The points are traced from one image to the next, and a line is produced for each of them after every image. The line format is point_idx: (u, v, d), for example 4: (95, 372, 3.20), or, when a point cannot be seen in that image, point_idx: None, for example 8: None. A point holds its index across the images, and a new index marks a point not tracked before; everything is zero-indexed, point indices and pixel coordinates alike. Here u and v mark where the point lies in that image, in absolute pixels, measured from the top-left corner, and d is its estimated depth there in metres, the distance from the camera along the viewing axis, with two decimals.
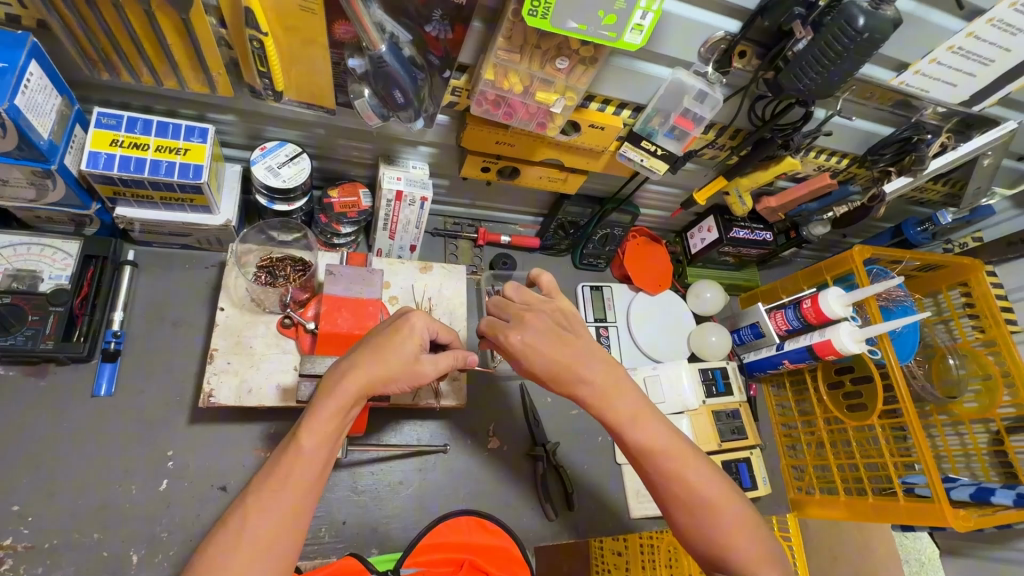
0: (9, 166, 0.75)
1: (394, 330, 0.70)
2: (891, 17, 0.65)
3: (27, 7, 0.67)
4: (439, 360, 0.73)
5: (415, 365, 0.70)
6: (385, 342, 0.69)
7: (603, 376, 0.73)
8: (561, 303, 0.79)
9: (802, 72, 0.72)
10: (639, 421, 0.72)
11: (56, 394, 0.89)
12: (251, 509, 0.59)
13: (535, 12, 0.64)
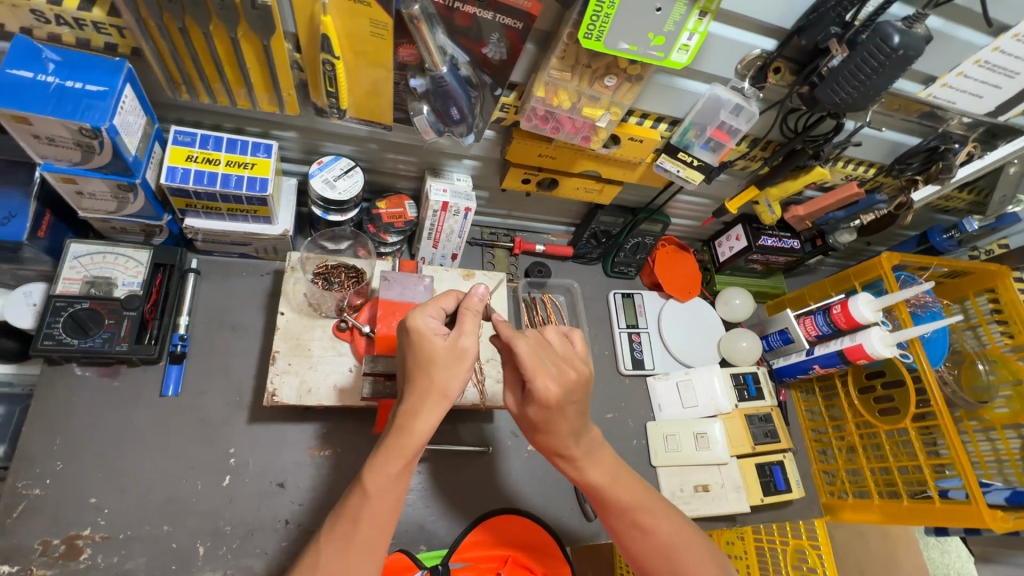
0: (98, 180, 0.81)
1: (412, 338, 0.71)
2: (923, 35, 0.69)
3: (125, 36, 0.74)
4: (465, 327, 0.72)
5: (456, 350, 0.71)
6: (420, 354, 0.71)
7: (588, 442, 0.82)
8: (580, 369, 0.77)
9: (837, 86, 0.76)
10: (613, 482, 0.82)
11: (126, 394, 0.95)
12: (334, 544, 0.66)
13: (590, 34, 0.69)
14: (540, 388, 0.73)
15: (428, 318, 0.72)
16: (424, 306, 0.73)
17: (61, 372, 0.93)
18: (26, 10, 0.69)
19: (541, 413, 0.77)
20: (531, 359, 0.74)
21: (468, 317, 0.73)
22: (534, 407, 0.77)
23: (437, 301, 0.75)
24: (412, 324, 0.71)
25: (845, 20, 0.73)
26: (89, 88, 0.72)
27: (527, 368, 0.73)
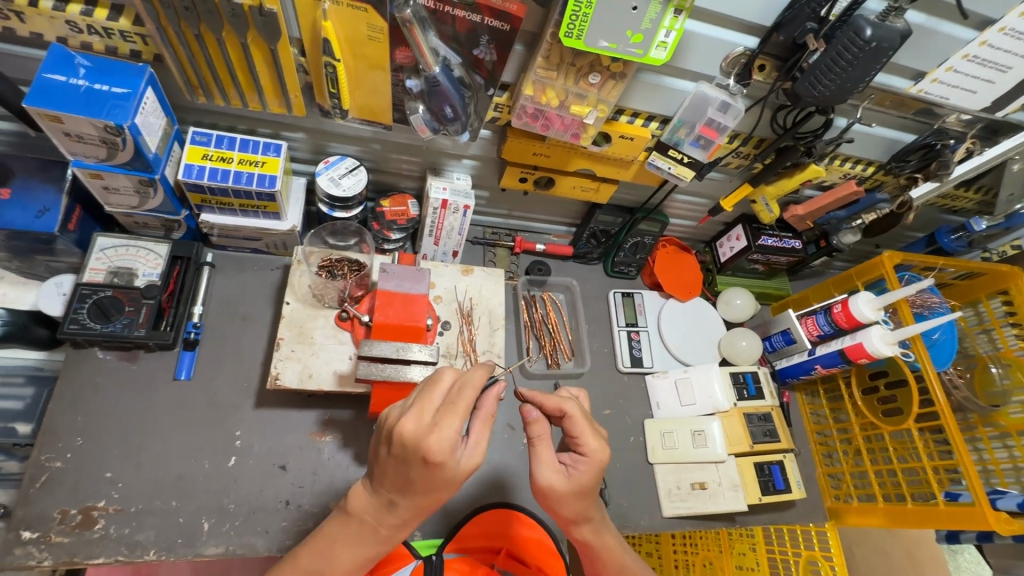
0: (121, 176, 0.89)
1: (424, 464, 0.67)
2: (897, 28, 0.70)
3: (148, 43, 0.81)
4: (477, 446, 0.72)
5: (451, 471, 0.69)
6: (424, 476, 0.69)
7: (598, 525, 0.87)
8: (596, 458, 0.81)
9: (816, 80, 0.78)
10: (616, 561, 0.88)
11: (142, 376, 1.01)
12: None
13: (571, 33, 0.73)
14: (592, 451, 0.81)
15: (447, 448, 0.66)
16: (446, 433, 0.66)
17: (84, 356, 1.00)
18: (62, 21, 0.77)
19: (588, 482, 0.81)
20: (583, 422, 0.81)
21: (479, 426, 0.74)
22: (584, 476, 0.81)
23: (456, 425, 0.67)
24: (429, 451, 0.66)
25: (819, 15, 0.75)
26: (114, 90, 0.79)
27: (579, 427, 0.81)
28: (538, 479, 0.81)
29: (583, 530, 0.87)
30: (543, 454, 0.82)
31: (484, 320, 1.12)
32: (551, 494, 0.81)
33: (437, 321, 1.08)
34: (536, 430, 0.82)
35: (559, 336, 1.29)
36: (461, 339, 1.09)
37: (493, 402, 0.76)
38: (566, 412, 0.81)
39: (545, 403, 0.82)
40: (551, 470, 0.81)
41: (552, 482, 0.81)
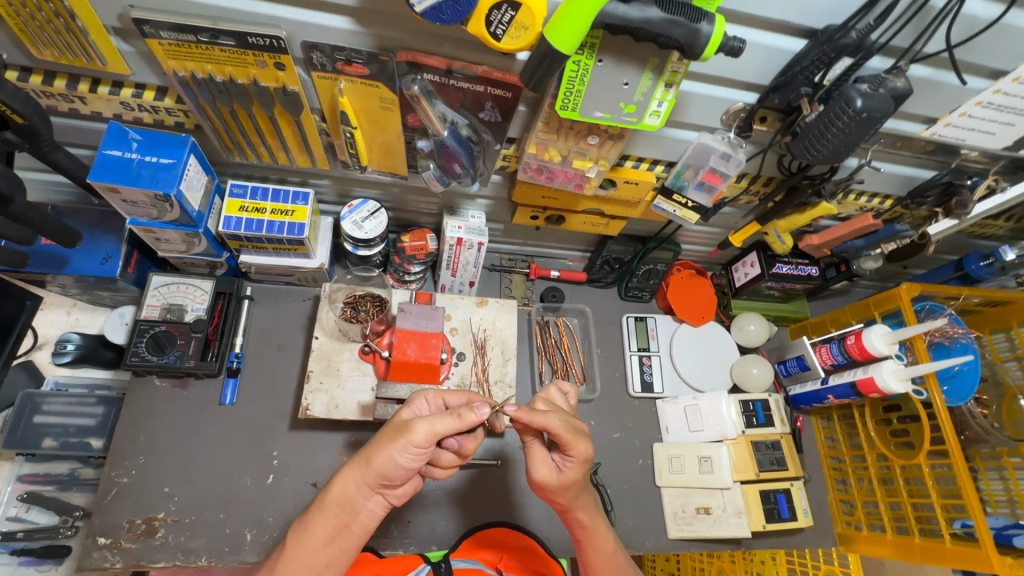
0: (171, 230, 1.00)
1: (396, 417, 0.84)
2: (888, 97, 0.72)
3: (190, 117, 0.91)
4: (428, 416, 0.76)
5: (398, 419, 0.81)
6: (383, 427, 0.82)
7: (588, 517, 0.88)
8: (581, 452, 0.81)
9: (809, 143, 0.80)
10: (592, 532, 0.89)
11: (193, 401, 1.14)
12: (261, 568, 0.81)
13: (566, 105, 0.76)
14: (578, 452, 0.80)
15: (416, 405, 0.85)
16: (421, 395, 0.87)
17: (144, 383, 1.13)
18: (117, 102, 0.87)
19: (576, 476, 0.83)
20: (568, 425, 0.79)
21: (448, 417, 0.76)
22: (573, 472, 0.82)
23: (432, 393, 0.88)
24: (405, 405, 0.86)
25: (814, 82, 0.76)
26: (162, 161, 0.89)
27: (564, 436, 0.79)
28: (531, 473, 0.84)
29: (579, 515, 0.88)
30: (534, 451, 0.84)
31: (497, 351, 1.18)
32: (545, 487, 0.84)
33: (451, 352, 1.15)
34: (526, 433, 0.84)
35: (571, 361, 1.35)
36: (474, 370, 1.16)
37: (473, 414, 0.76)
38: (549, 427, 0.79)
39: (529, 420, 0.79)
40: (543, 463, 0.83)
41: (543, 475, 0.83)
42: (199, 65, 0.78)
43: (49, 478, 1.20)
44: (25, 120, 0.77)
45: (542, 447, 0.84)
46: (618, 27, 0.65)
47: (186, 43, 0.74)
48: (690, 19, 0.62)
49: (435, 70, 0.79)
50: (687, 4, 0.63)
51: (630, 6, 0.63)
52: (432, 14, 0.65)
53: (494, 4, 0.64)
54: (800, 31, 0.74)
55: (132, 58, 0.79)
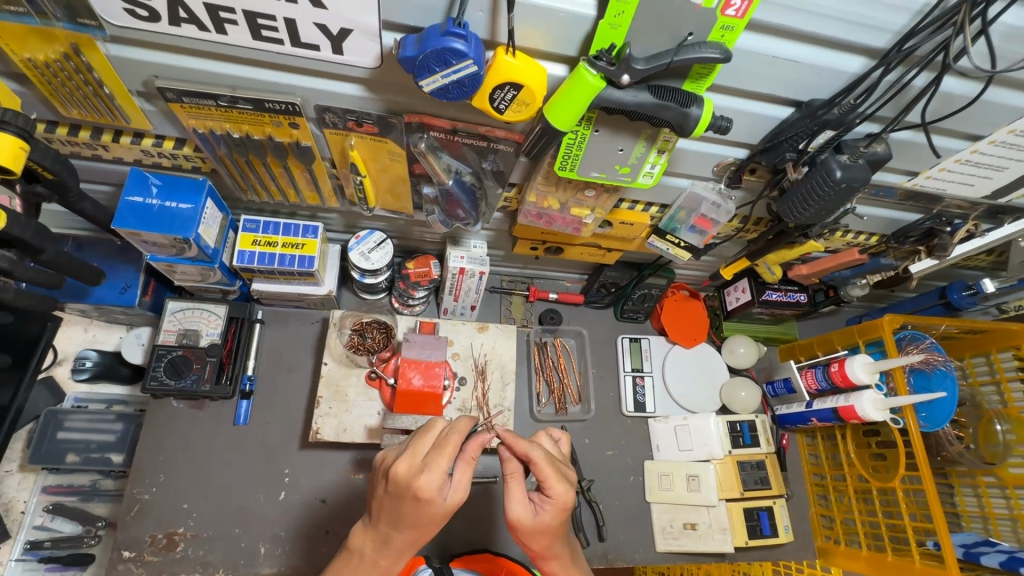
0: (188, 266, 1.04)
1: (415, 501, 0.72)
2: (865, 168, 0.79)
3: (206, 162, 0.95)
4: (459, 479, 0.75)
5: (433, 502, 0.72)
6: (415, 514, 0.73)
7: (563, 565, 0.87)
8: (562, 497, 0.79)
9: (795, 205, 0.87)
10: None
11: (208, 421, 1.20)
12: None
13: (565, 165, 0.82)
14: (557, 493, 0.79)
15: (438, 485, 0.71)
16: (433, 473, 0.71)
17: (162, 404, 1.19)
18: (138, 150, 0.91)
19: (551, 522, 0.79)
20: (552, 467, 0.78)
21: (464, 466, 0.76)
22: (549, 517, 0.79)
23: (444, 463, 0.72)
24: (419, 489, 0.71)
25: (800, 148, 0.81)
26: (181, 206, 0.94)
27: (545, 472, 0.78)
28: (507, 512, 0.79)
29: (551, 564, 0.86)
30: (513, 490, 0.80)
31: (497, 375, 1.24)
32: (517, 528, 0.80)
33: (453, 378, 1.21)
34: (510, 467, 0.80)
35: (567, 381, 1.41)
36: (475, 394, 1.21)
37: (478, 446, 0.77)
38: (531, 458, 0.79)
39: (514, 445, 0.80)
40: (521, 504, 0.79)
41: (518, 516, 0.79)
42: (217, 123, 0.83)
43: (72, 489, 1.27)
44: (55, 176, 0.81)
45: (522, 486, 0.80)
46: (613, 108, 0.69)
47: (207, 106, 0.78)
48: (680, 103, 0.68)
49: (441, 130, 0.83)
50: (677, 89, 0.68)
51: (625, 91, 0.67)
52: (439, 93, 0.68)
53: (497, 85, 0.67)
54: (787, 101, 0.77)
55: (154, 116, 0.83)
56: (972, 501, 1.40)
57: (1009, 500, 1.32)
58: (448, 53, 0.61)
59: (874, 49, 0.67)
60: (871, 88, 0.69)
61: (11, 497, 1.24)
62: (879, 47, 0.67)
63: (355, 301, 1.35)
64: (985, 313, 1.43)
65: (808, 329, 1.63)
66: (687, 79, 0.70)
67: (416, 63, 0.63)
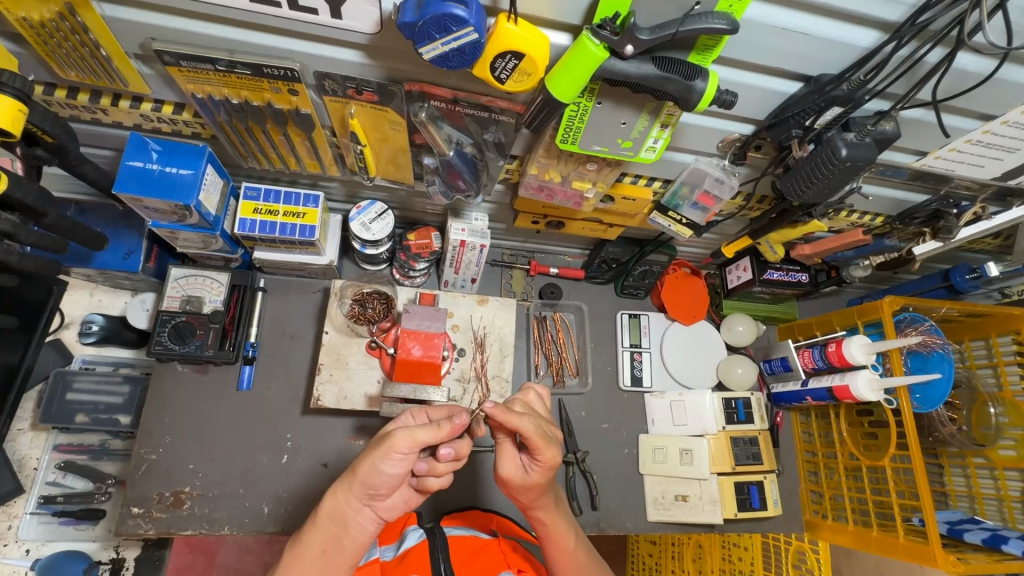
0: (190, 232, 1.05)
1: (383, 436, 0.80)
2: (871, 148, 0.78)
3: (206, 128, 0.95)
4: (419, 431, 0.76)
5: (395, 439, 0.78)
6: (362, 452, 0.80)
7: (551, 520, 0.91)
8: (550, 460, 0.82)
9: (799, 185, 0.87)
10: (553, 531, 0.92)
11: (212, 386, 1.23)
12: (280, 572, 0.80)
13: (566, 139, 0.81)
14: (548, 457, 0.81)
15: (390, 419, 0.78)
16: (389, 406, 0.80)
17: (167, 368, 1.21)
18: (137, 114, 0.91)
19: (541, 480, 0.84)
20: (542, 436, 0.79)
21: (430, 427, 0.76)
22: (537, 475, 0.83)
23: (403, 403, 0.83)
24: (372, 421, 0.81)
25: (806, 124, 0.79)
26: (181, 172, 0.94)
27: (536, 442, 0.79)
28: (498, 470, 0.84)
29: (539, 514, 0.90)
30: (504, 450, 0.84)
31: (495, 347, 1.25)
32: (508, 484, 0.85)
33: (452, 349, 1.23)
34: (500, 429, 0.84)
35: (565, 355, 1.42)
36: (473, 365, 1.23)
37: (450, 417, 0.78)
38: (523, 429, 0.79)
39: (505, 420, 0.78)
40: (509, 462, 0.84)
41: (508, 474, 0.84)
42: (216, 89, 0.82)
43: (82, 448, 1.31)
44: (55, 139, 0.81)
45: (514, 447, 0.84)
46: (616, 79, 0.68)
47: (205, 71, 0.78)
48: (685, 76, 0.66)
49: (442, 99, 0.82)
50: (683, 61, 0.67)
51: (628, 63, 0.65)
52: (439, 61, 0.67)
53: (498, 53, 0.66)
54: (797, 75, 0.76)
55: (152, 79, 0.83)
56: (961, 481, 1.43)
57: (997, 481, 1.34)
58: (448, 20, 0.60)
59: (888, 24, 0.66)
60: (882, 64, 0.67)
61: (23, 454, 1.29)
62: (893, 20, 0.65)
63: (356, 272, 1.36)
64: (987, 296, 1.43)
65: (809, 308, 1.63)
66: (693, 52, 0.68)
67: (415, 30, 0.62)
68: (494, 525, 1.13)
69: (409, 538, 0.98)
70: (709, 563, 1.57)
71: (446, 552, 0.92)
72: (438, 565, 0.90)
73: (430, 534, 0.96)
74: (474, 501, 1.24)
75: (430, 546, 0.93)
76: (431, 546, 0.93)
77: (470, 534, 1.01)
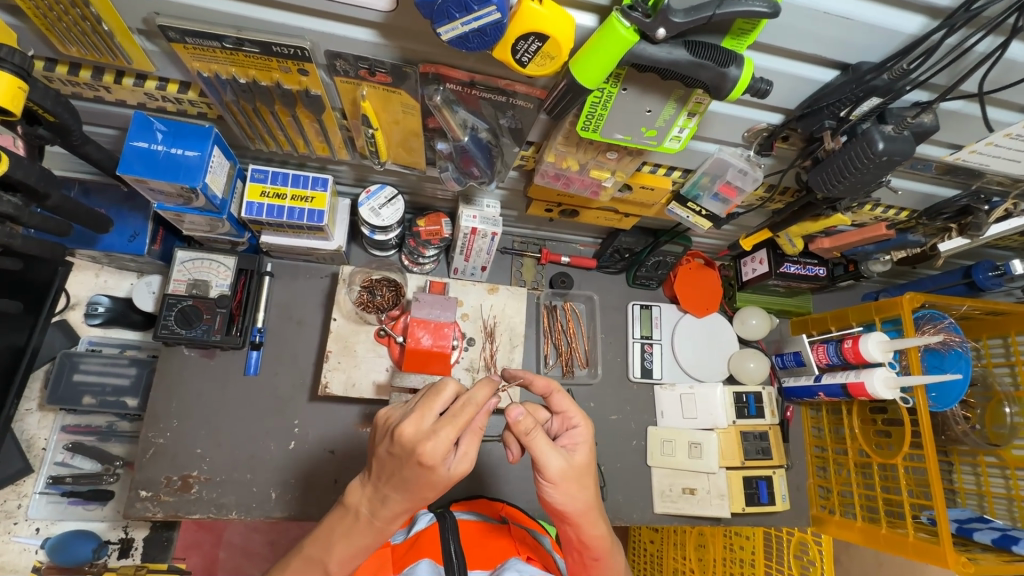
0: (196, 215, 1.02)
1: (418, 467, 0.68)
2: (908, 141, 0.75)
3: (212, 109, 0.92)
4: (461, 449, 0.71)
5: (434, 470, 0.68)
6: (417, 479, 0.69)
7: (601, 533, 0.83)
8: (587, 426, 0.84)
9: (831, 180, 0.83)
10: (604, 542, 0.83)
11: (219, 370, 1.22)
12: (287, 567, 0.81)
13: (588, 126, 0.78)
14: (581, 423, 0.84)
15: (443, 454, 0.67)
16: (440, 441, 0.66)
17: (174, 351, 1.20)
18: (141, 92, 0.87)
19: (589, 456, 0.81)
20: (570, 397, 0.86)
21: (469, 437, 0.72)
22: (585, 453, 0.81)
23: (451, 433, 0.67)
24: (424, 455, 0.66)
25: (840, 115, 0.75)
26: (187, 153, 0.91)
27: (565, 403, 0.85)
28: (547, 467, 0.76)
29: (590, 528, 0.81)
30: (545, 444, 0.76)
31: (505, 336, 1.23)
32: (560, 479, 0.77)
33: (462, 338, 1.20)
34: (524, 426, 0.76)
35: (575, 345, 1.40)
36: (483, 355, 1.21)
37: (480, 419, 0.73)
38: (552, 391, 0.86)
39: (535, 381, 0.88)
40: (556, 454, 0.76)
41: (560, 466, 0.76)
42: (223, 67, 0.78)
43: (90, 429, 1.31)
44: (56, 118, 0.79)
45: (546, 438, 0.77)
46: (645, 64, 0.64)
47: (212, 49, 0.74)
48: (718, 62, 0.63)
49: (458, 82, 0.78)
50: (716, 45, 0.63)
51: (659, 47, 0.62)
52: (458, 42, 0.63)
53: (521, 34, 0.62)
54: (833, 63, 0.72)
55: (157, 56, 0.79)
56: (970, 479, 1.42)
57: (1008, 480, 1.33)
58: None
59: (936, 9, 0.62)
60: (930, 52, 0.63)
61: (31, 434, 1.29)
62: (942, 5, 0.61)
63: (365, 257, 1.34)
64: (1008, 294, 1.39)
65: (823, 302, 1.60)
66: (727, 36, 0.64)
67: (433, 8, 0.58)
68: (502, 510, 1.11)
69: (421, 520, 0.96)
70: (712, 553, 1.57)
71: (456, 534, 0.90)
72: (449, 546, 0.87)
73: (441, 517, 0.94)
74: (481, 490, 1.24)
75: (441, 528, 0.92)
76: (442, 526, 0.91)
77: (480, 522, 0.99)
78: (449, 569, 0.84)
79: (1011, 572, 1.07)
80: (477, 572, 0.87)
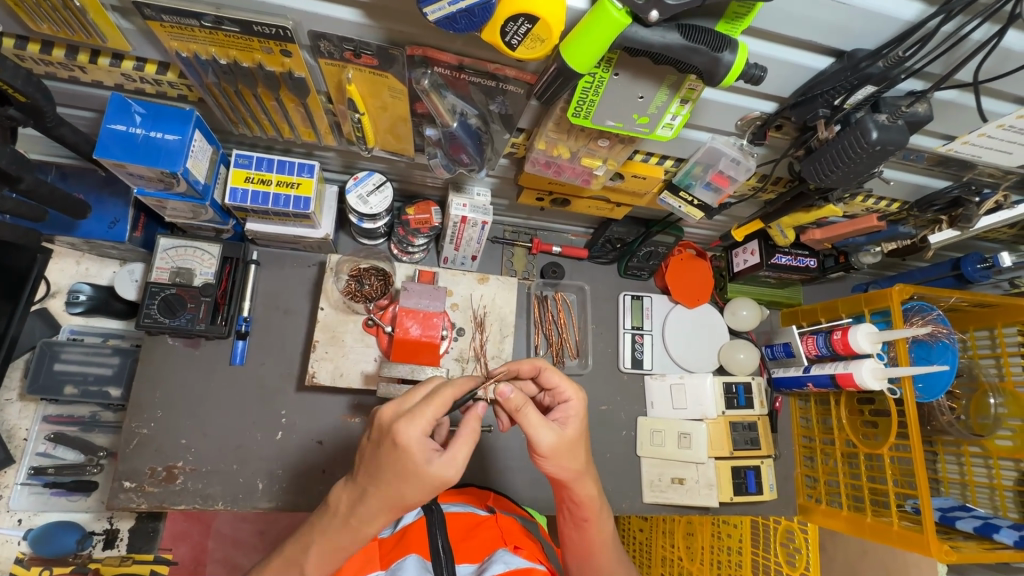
0: (178, 201, 1.00)
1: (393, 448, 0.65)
2: (903, 130, 0.74)
3: (193, 91, 0.89)
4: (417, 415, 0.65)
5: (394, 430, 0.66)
6: (392, 464, 0.65)
7: (591, 498, 0.84)
8: (576, 397, 0.82)
9: (826, 169, 0.82)
10: (598, 505, 0.86)
11: (204, 360, 1.20)
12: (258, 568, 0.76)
13: (579, 112, 0.76)
14: (573, 396, 0.82)
15: (419, 436, 0.65)
16: (416, 421, 0.65)
17: (158, 341, 1.18)
18: (118, 73, 0.84)
19: (582, 425, 0.80)
20: (560, 372, 0.83)
21: (430, 407, 0.66)
22: (577, 424, 0.79)
23: (431, 413, 0.66)
24: (399, 435, 0.64)
25: (834, 104, 0.74)
26: (167, 137, 0.88)
27: (554, 378, 0.82)
28: (538, 443, 0.75)
29: (579, 492, 0.83)
30: (534, 418, 0.75)
31: (495, 326, 1.22)
32: (550, 452, 0.76)
33: (452, 328, 1.19)
34: (516, 403, 0.74)
35: (566, 335, 1.39)
36: (473, 345, 1.20)
37: (451, 394, 0.68)
38: (540, 368, 0.84)
39: (520, 365, 0.86)
40: (548, 429, 0.75)
41: (554, 440, 0.75)
42: (202, 47, 0.76)
43: (72, 420, 1.29)
44: (28, 99, 0.76)
45: (536, 412, 0.76)
46: (637, 49, 0.63)
47: (191, 27, 0.72)
48: (712, 47, 0.61)
49: (447, 65, 0.77)
50: (710, 30, 0.62)
51: (652, 30, 0.60)
52: (445, 23, 0.61)
53: (510, 16, 0.61)
54: (828, 50, 0.71)
55: (133, 35, 0.76)
56: (953, 469, 1.42)
57: (991, 470, 1.34)
58: None
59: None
60: (926, 40, 0.62)
61: (12, 424, 1.27)
62: None
63: (353, 246, 1.32)
64: (995, 286, 1.40)
65: (813, 293, 1.61)
66: (721, 20, 0.64)
67: None
68: (490, 500, 1.11)
69: (408, 515, 0.95)
70: (700, 541, 1.58)
71: (444, 531, 0.87)
72: (436, 542, 0.85)
73: (428, 511, 0.91)
74: (470, 480, 1.23)
75: (427, 523, 0.89)
76: (429, 521, 0.88)
77: (467, 513, 0.98)
78: (436, 566, 0.82)
79: (991, 559, 1.08)
80: (465, 566, 0.86)
